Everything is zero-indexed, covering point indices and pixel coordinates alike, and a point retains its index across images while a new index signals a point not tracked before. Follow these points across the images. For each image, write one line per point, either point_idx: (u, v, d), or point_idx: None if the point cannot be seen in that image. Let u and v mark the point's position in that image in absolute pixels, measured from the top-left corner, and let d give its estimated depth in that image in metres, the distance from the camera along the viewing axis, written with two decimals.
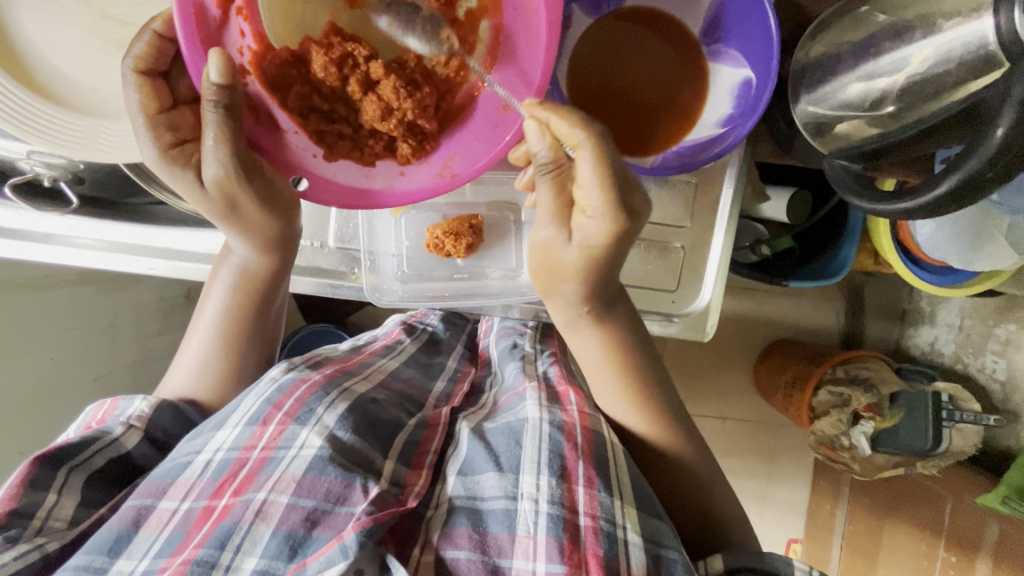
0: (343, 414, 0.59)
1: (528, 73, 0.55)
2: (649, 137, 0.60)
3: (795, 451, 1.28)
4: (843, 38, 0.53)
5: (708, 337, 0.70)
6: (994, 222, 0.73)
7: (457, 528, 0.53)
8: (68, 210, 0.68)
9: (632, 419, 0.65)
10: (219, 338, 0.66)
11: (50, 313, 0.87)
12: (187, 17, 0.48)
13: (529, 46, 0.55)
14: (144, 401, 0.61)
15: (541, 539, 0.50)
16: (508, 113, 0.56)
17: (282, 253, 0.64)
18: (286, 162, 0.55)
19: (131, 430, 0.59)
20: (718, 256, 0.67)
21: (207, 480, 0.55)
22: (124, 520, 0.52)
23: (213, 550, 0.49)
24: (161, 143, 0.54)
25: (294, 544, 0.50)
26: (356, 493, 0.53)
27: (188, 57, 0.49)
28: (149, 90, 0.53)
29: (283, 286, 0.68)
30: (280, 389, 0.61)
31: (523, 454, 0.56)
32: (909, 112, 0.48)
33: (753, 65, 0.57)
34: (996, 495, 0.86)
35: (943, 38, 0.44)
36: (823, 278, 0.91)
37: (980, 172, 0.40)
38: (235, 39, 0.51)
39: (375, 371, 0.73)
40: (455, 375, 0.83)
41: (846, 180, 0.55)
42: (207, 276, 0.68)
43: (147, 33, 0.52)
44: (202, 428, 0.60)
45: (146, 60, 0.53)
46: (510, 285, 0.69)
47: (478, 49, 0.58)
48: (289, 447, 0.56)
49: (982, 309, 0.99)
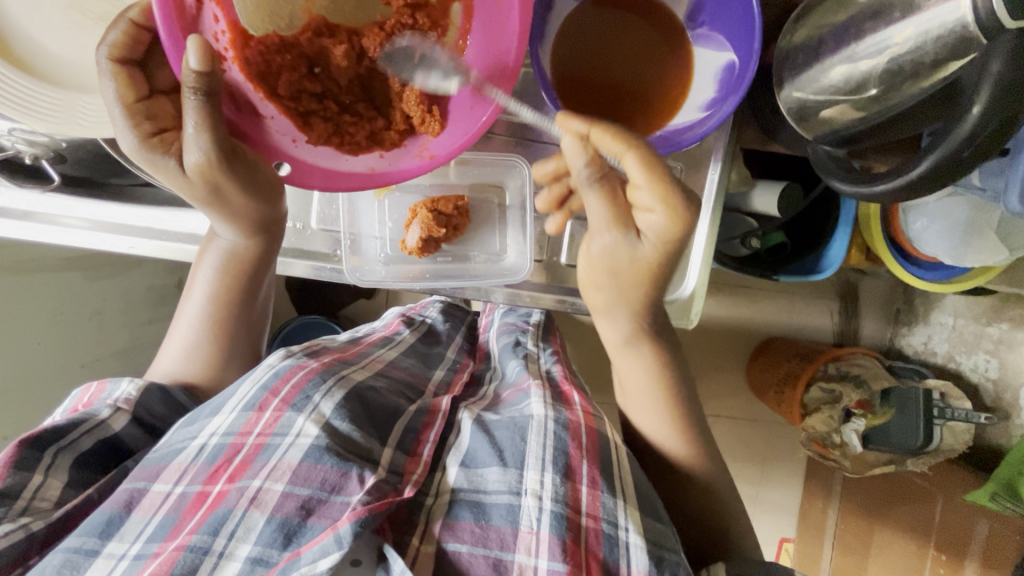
0: (340, 402, 0.59)
1: (500, 53, 0.56)
2: (632, 122, 0.60)
3: (788, 451, 1.27)
4: (824, 21, 0.52)
5: (693, 324, 0.70)
6: (986, 216, 0.72)
7: (460, 521, 0.53)
8: (48, 187, 0.67)
9: (653, 406, 0.66)
10: (205, 322, 0.66)
11: (34, 298, 0.86)
12: (166, 7, 0.47)
13: (501, 27, 0.56)
14: (132, 384, 0.60)
15: (544, 536, 0.50)
16: (483, 94, 0.57)
17: (268, 236, 0.63)
18: (268, 146, 0.54)
19: (118, 413, 0.58)
20: (703, 242, 0.66)
21: (201, 465, 0.54)
22: (116, 503, 0.51)
23: (206, 536, 0.48)
24: (141, 132, 0.52)
25: (289, 532, 0.49)
26: (352, 483, 0.52)
27: (167, 43, 0.47)
28: (124, 78, 0.52)
29: (268, 272, 0.68)
30: (278, 374, 0.60)
31: (528, 449, 0.56)
32: (894, 94, 0.49)
33: (735, 48, 0.57)
34: (985, 492, 0.86)
35: (923, 18, 0.43)
36: (809, 274, 0.90)
37: (957, 152, 0.40)
38: (209, 25, 0.49)
39: (373, 361, 0.73)
40: (455, 365, 0.83)
41: (829, 164, 0.55)
42: (193, 257, 0.68)
43: (123, 21, 0.52)
44: (199, 413, 0.59)
45: (122, 49, 0.53)
46: (493, 267, 0.69)
47: (448, 32, 0.58)
48: (285, 434, 0.55)
49: (975, 308, 0.99)
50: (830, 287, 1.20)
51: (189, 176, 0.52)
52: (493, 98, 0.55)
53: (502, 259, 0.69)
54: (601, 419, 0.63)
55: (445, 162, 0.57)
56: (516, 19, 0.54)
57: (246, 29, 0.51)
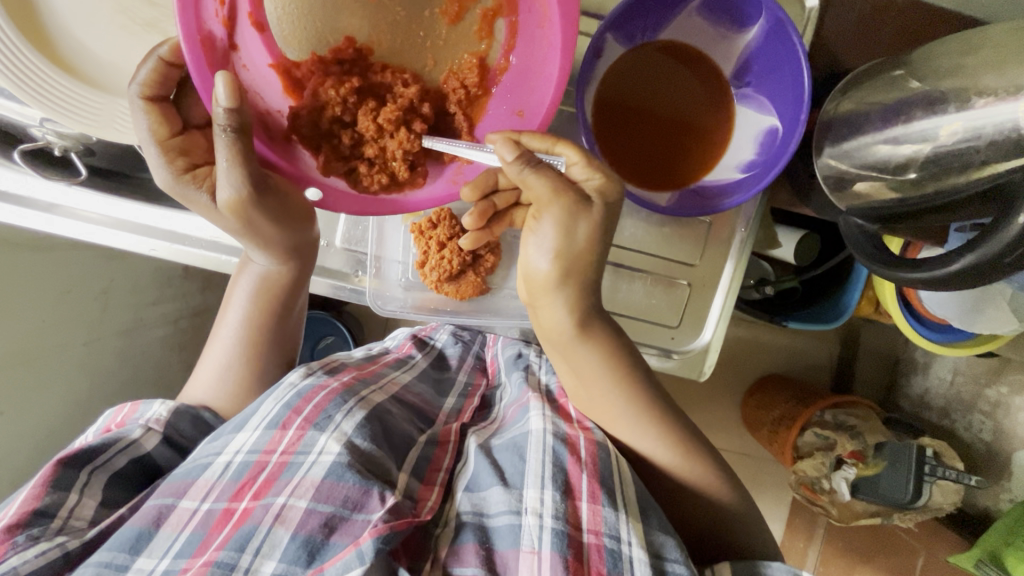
0: (361, 422, 0.58)
1: (541, 86, 0.55)
2: (665, 171, 0.60)
3: (774, 487, 1.21)
4: (874, 99, 0.53)
5: (704, 377, 0.70)
6: (997, 288, 0.72)
7: (465, 545, 0.53)
8: (76, 181, 0.68)
9: (657, 452, 0.60)
10: (239, 344, 0.66)
11: (42, 276, 0.85)
12: (196, 45, 0.46)
13: (544, 61, 0.54)
14: (163, 405, 0.60)
15: (546, 555, 0.50)
16: (521, 120, 0.56)
17: (301, 258, 0.64)
18: (299, 173, 0.53)
19: (149, 433, 0.58)
20: (721, 302, 0.67)
21: (227, 482, 0.54)
22: (145, 519, 0.51)
23: (233, 553, 0.48)
24: (174, 168, 0.52)
25: (312, 549, 0.49)
26: (373, 501, 0.52)
27: (199, 84, 0.46)
28: (159, 116, 0.52)
29: (301, 293, 0.68)
30: (300, 394, 0.60)
31: (527, 468, 0.56)
32: (932, 182, 0.47)
33: (780, 115, 0.57)
34: (971, 557, 0.86)
35: (977, 114, 0.44)
36: (822, 322, 0.88)
37: (992, 257, 0.39)
38: (243, 57, 0.49)
39: (389, 382, 0.71)
40: (465, 390, 0.80)
41: (859, 238, 0.55)
42: (233, 270, 0.68)
43: (153, 59, 0.50)
44: (223, 428, 0.59)
45: (152, 87, 0.51)
46: (514, 304, 0.70)
47: (487, 56, 0.55)
48: (309, 452, 0.55)
49: (975, 367, 0.98)
50: (833, 330, 1.20)
51: (218, 208, 0.52)
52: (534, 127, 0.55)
53: (524, 295, 0.70)
54: (598, 431, 0.61)
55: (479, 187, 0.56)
56: (556, 65, 0.53)
57: (290, 58, 0.50)
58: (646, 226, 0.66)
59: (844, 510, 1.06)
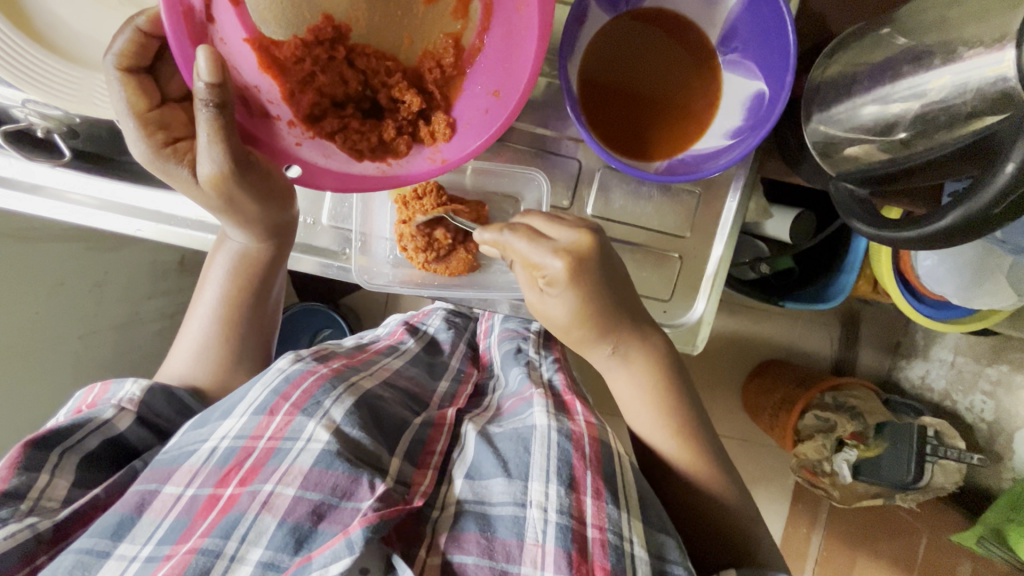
0: (349, 409, 0.58)
1: (519, 67, 0.55)
2: (648, 142, 0.59)
3: (776, 472, 1.20)
4: (860, 60, 0.52)
5: (696, 350, 0.69)
6: (995, 262, 0.72)
7: (466, 533, 0.52)
8: (60, 162, 0.69)
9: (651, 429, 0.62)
10: (216, 323, 0.66)
11: (35, 268, 0.84)
12: (174, 16, 0.45)
13: (518, 42, 0.54)
14: (135, 385, 0.59)
15: (549, 549, 0.49)
16: (497, 101, 0.56)
17: (278, 240, 0.63)
18: (277, 150, 0.52)
19: (122, 413, 0.57)
20: (712, 273, 0.67)
21: (212, 467, 0.54)
22: (127, 505, 0.51)
23: (218, 540, 0.48)
24: (153, 142, 0.51)
25: (300, 537, 0.48)
26: (362, 489, 0.51)
27: (178, 54, 0.45)
28: (135, 88, 0.51)
29: (280, 268, 0.68)
30: (288, 378, 0.60)
31: (532, 461, 0.55)
32: (920, 140, 0.47)
33: (766, 79, 0.56)
34: (973, 534, 0.86)
35: (961, 68, 0.43)
36: (817, 301, 0.88)
37: (986, 208, 0.38)
38: (223, 29, 0.48)
39: (381, 368, 0.71)
40: (458, 376, 0.80)
41: (851, 205, 0.54)
42: (210, 248, 0.67)
43: (130, 29, 0.50)
44: (210, 415, 0.58)
45: (129, 58, 0.51)
46: (503, 278, 0.70)
47: (464, 34, 0.55)
48: (296, 439, 0.54)
49: (976, 347, 0.97)
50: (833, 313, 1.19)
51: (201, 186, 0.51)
52: (509, 109, 0.54)
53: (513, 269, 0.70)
54: (603, 428, 0.62)
55: (457, 166, 0.56)
56: (532, 43, 0.53)
57: (264, 31, 0.49)
58: (632, 200, 0.67)
59: (847, 493, 1.05)
